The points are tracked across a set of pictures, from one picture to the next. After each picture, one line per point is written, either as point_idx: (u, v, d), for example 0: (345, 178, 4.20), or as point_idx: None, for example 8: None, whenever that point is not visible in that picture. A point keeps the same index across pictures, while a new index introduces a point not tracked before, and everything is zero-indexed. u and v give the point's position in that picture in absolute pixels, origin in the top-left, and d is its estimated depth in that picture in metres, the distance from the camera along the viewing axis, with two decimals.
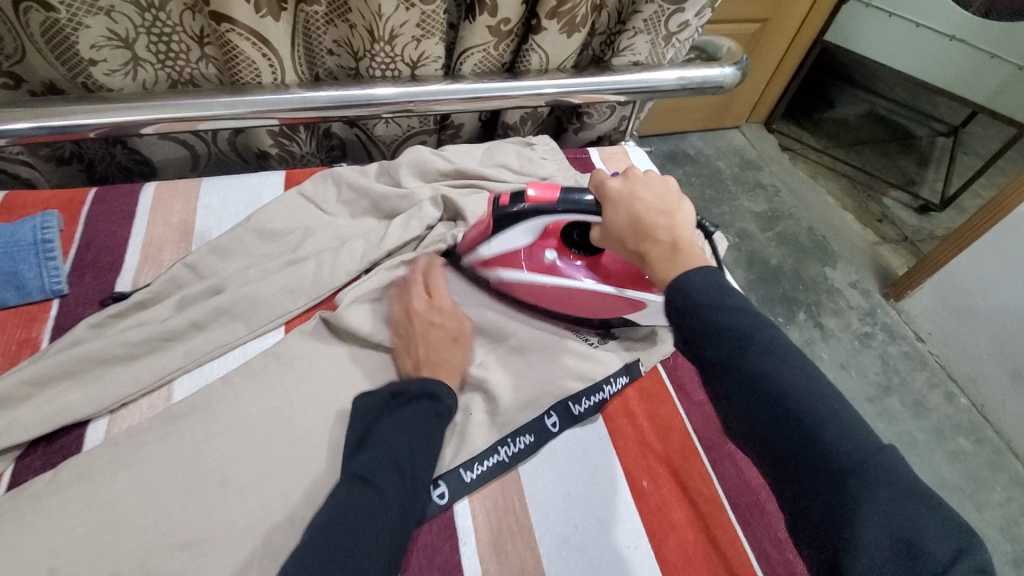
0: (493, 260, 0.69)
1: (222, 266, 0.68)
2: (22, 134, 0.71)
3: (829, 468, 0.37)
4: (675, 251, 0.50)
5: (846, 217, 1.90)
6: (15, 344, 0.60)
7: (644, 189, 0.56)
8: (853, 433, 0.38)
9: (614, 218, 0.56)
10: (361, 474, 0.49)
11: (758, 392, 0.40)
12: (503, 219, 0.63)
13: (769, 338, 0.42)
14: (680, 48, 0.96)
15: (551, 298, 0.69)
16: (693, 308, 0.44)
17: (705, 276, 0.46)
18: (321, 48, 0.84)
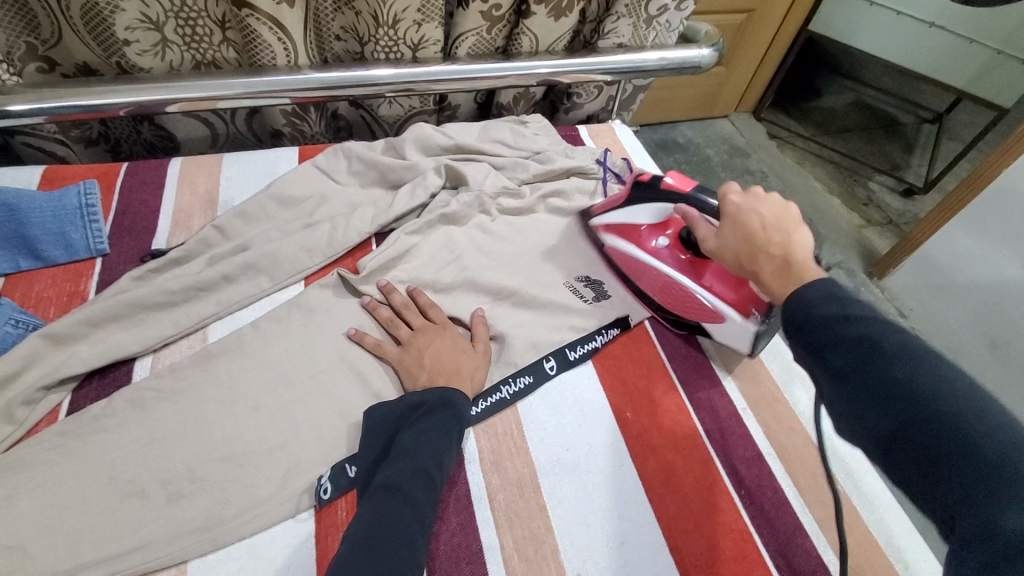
0: (614, 227, 0.79)
1: (247, 229, 0.75)
2: (62, 113, 0.79)
3: (978, 467, 0.36)
4: (787, 270, 0.53)
5: (831, 200, 1.98)
6: (65, 295, 0.67)
7: (762, 206, 0.59)
8: (1009, 433, 0.37)
9: (729, 230, 0.60)
10: (398, 480, 0.51)
11: (889, 395, 0.41)
12: (635, 190, 0.74)
13: (902, 343, 0.43)
14: (661, 31, 1.03)
15: (646, 276, 0.76)
16: (813, 318, 0.47)
17: (825, 287, 0.48)
18: (329, 33, 0.92)
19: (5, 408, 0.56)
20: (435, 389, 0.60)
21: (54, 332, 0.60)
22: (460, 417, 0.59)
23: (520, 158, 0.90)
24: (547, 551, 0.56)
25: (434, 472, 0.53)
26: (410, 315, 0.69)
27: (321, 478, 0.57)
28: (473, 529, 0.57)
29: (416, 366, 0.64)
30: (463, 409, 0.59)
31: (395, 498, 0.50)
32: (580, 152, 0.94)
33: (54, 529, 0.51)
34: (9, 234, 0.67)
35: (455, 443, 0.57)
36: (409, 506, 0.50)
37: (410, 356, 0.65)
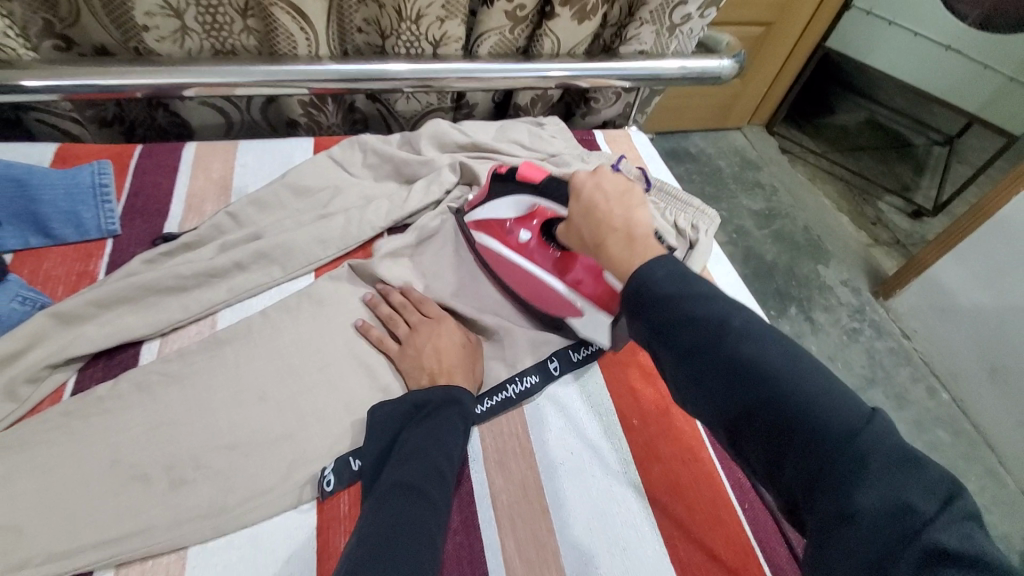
0: (482, 226, 0.74)
1: (260, 217, 0.75)
2: (77, 91, 0.79)
3: (822, 446, 0.35)
4: (631, 241, 0.49)
5: (840, 218, 1.97)
6: (75, 275, 0.67)
7: (608, 180, 0.55)
8: (843, 410, 0.36)
9: (575, 210, 0.55)
10: (413, 478, 0.50)
11: (734, 377, 0.38)
12: (496, 185, 0.70)
13: (741, 322, 0.40)
14: (686, 40, 1.03)
15: (518, 275, 0.73)
16: (658, 296, 0.42)
17: (666, 265, 0.44)
18: (351, 26, 0.91)
19: (9, 386, 0.56)
20: (440, 388, 0.59)
21: (64, 311, 0.59)
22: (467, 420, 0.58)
23: (536, 159, 0.90)
24: (547, 555, 0.56)
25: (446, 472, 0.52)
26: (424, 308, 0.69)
27: (324, 469, 0.57)
28: (475, 529, 0.56)
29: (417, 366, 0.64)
30: (466, 408, 0.59)
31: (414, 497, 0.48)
32: (596, 156, 0.93)
33: (52, 510, 0.51)
34: (20, 210, 0.67)
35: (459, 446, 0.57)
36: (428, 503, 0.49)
37: (410, 355, 0.65)
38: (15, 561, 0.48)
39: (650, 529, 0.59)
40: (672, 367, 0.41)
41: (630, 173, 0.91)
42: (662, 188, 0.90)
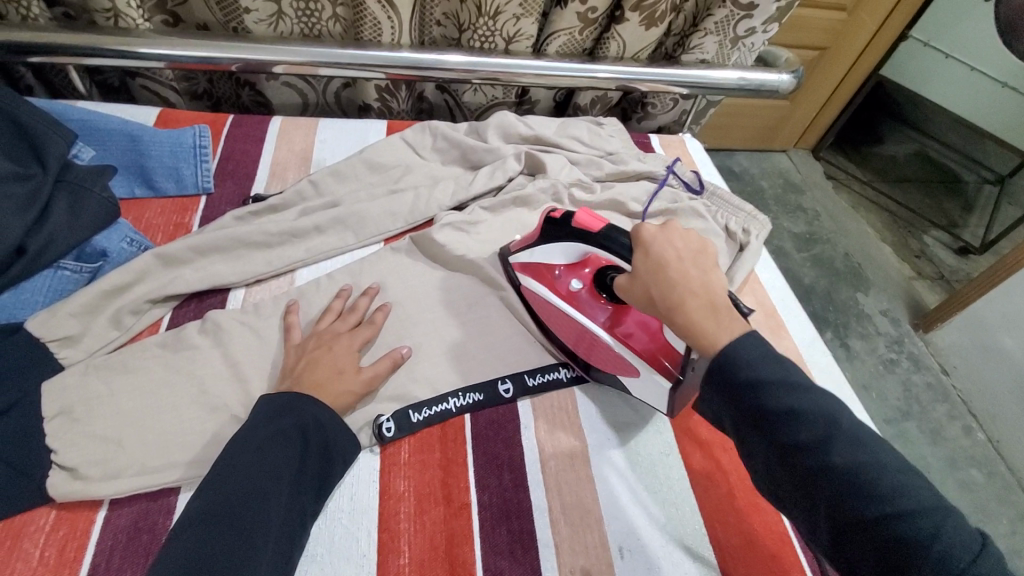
0: (529, 268, 0.70)
1: (337, 188, 0.81)
2: (180, 61, 0.86)
3: (941, 567, 0.35)
4: (715, 312, 0.46)
5: (882, 248, 1.95)
6: (172, 225, 0.73)
7: (677, 238, 0.50)
8: (956, 528, 0.36)
9: (642, 265, 0.50)
10: (237, 485, 0.47)
11: (842, 485, 0.38)
12: (550, 226, 0.65)
13: (851, 425, 0.40)
14: (748, 53, 1.05)
15: (563, 324, 0.67)
16: (749, 381, 0.42)
17: (761, 346, 0.43)
18: (431, 19, 0.97)
19: (117, 314, 0.62)
20: (285, 393, 0.54)
21: (166, 254, 0.66)
22: (315, 424, 0.53)
23: (595, 156, 0.93)
24: (591, 520, 0.58)
25: (283, 476, 0.49)
26: (472, 296, 0.73)
27: (382, 417, 0.60)
28: (524, 488, 0.59)
29: (463, 352, 0.68)
30: (303, 407, 0.53)
31: (228, 503, 0.45)
32: (652, 157, 0.96)
33: (147, 426, 0.56)
34: (130, 162, 0.74)
35: (309, 453, 0.52)
36: (254, 517, 0.45)
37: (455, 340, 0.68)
38: (112, 469, 0.53)
39: (690, 512, 0.60)
40: (777, 463, 0.41)
41: (684, 175, 0.94)
42: (715, 192, 0.93)
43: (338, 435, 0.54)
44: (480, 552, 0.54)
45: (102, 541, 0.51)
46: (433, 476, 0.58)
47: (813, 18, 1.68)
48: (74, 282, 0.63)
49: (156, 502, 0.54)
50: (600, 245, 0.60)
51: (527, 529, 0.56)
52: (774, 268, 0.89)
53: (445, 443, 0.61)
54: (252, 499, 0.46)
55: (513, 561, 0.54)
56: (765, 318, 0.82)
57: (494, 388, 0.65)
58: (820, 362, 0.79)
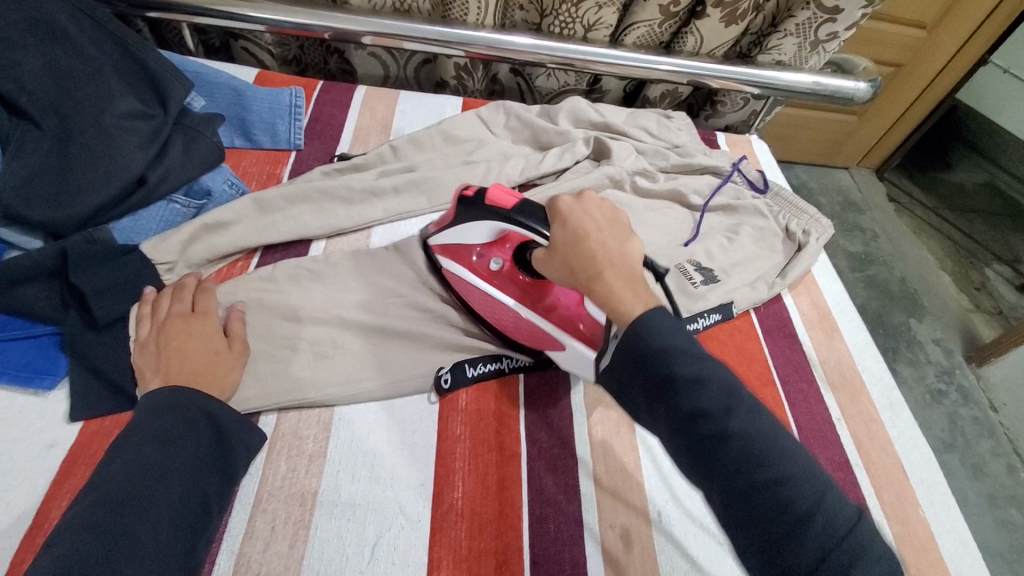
0: (448, 248, 0.67)
1: (415, 155, 0.85)
2: (280, 26, 0.93)
3: (818, 540, 0.35)
4: (631, 282, 0.47)
5: (941, 276, 1.89)
6: (266, 175, 0.80)
7: (594, 208, 0.51)
8: (838, 506, 0.36)
9: (560, 244, 0.51)
10: (130, 483, 0.43)
11: (733, 453, 0.38)
12: (462, 206, 0.62)
13: (746, 394, 0.41)
14: (826, 58, 1.04)
15: (484, 305, 0.66)
16: (656, 349, 0.43)
17: (674, 320, 0.44)
18: (515, 3, 1.01)
19: (215, 247, 0.68)
20: (169, 389, 0.51)
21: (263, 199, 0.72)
22: (208, 417, 0.51)
23: (661, 147, 0.94)
24: (632, 485, 0.60)
25: (181, 468, 0.47)
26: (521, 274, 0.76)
27: (442, 368, 0.63)
28: (571, 447, 0.62)
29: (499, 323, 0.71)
30: (196, 403, 0.51)
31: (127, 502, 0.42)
32: (719, 154, 0.97)
33: None
34: (233, 115, 0.80)
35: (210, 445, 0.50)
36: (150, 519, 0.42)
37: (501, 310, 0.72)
38: None
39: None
40: (683, 432, 0.41)
41: (749, 175, 0.94)
42: (779, 193, 0.93)
43: (238, 428, 0.53)
44: (528, 498, 0.57)
45: None
46: (488, 425, 0.61)
47: (892, 34, 1.64)
48: (181, 215, 0.70)
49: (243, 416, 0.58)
50: (508, 221, 0.57)
51: (572, 483, 0.59)
52: (831, 273, 0.89)
53: (500, 397, 0.64)
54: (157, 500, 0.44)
55: (557, 510, 0.57)
56: (818, 320, 0.82)
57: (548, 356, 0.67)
58: (872, 367, 0.78)
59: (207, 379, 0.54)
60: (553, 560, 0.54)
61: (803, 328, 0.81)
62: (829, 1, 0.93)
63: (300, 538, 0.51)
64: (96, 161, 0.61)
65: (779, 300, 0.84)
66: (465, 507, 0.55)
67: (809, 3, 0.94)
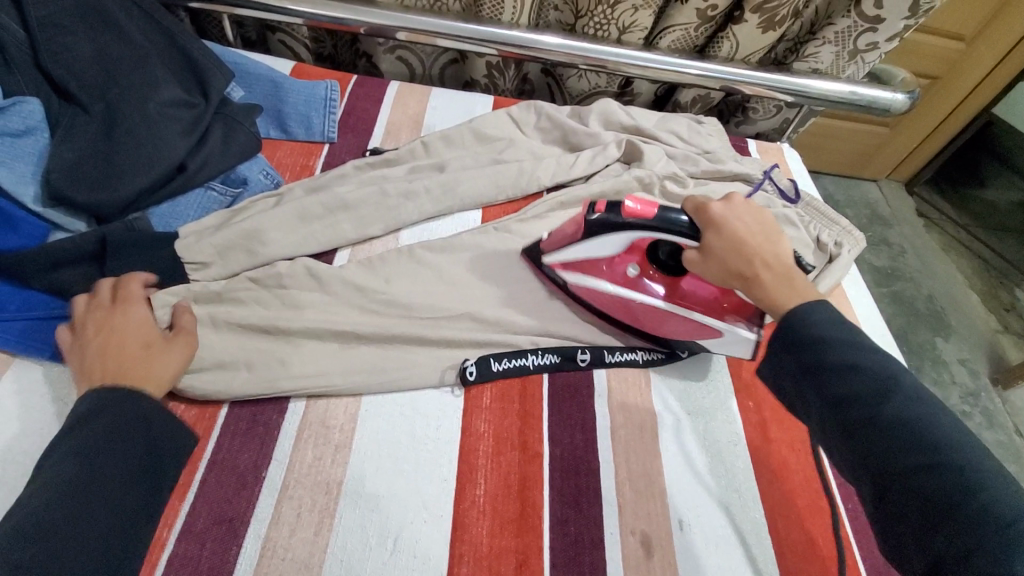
0: (574, 264, 0.68)
1: (446, 152, 0.86)
2: (317, 20, 0.94)
3: (981, 517, 0.36)
4: (790, 278, 0.51)
5: (969, 295, 1.84)
6: (298, 166, 0.81)
7: (745, 212, 0.55)
8: (1007, 493, 0.36)
9: (712, 237, 0.54)
10: (66, 493, 0.43)
11: (891, 434, 0.40)
12: (591, 228, 0.63)
13: (909, 386, 0.42)
14: (864, 68, 1.03)
15: (625, 311, 0.68)
16: (810, 338, 0.45)
17: (826, 314, 0.47)
18: (550, 4, 1.01)
19: None
20: (107, 389, 0.49)
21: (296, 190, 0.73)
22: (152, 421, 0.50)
23: (692, 152, 0.94)
24: (654, 491, 0.59)
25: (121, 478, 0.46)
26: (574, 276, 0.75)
27: (467, 361, 0.64)
28: (594, 449, 0.61)
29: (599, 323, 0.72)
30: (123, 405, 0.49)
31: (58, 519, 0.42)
32: (750, 161, 0.96)
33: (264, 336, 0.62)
34: (270, 106, 0.82)
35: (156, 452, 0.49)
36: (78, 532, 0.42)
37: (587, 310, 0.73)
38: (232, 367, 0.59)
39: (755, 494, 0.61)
40: (838, 414, 0.43)
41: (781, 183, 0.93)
42: (810, 203, 0.92)
43: (166, 434, 0.50)
44: (549, 498, 0.57)
45: (226, 425, 0.57)
46: (511, 423, 0.62)
47: (929, 45, 1.61)
48: (218, 202, 0.71)
49: (272, 401, 0.59)
50: (653, 232, 0.59)
51: (593, 486, 0.58)
52: (861, 287, 0.88)
53: (524, 396, 0.64)
54: (85, 511, 0.43)
55: (578, 512, 0.57)
56: None
57: (572, 354, 0.68)
58: None
59: (136, 378, 0.51)
60: (571, 562, 0.54)
61: None
62: (871, 10, 0.91)
63: (324, 526, 0.52)
64: (138, 147, 0.63)
65: None
66: (487, 504, 0.55)
67: (850, 10, 0.93)
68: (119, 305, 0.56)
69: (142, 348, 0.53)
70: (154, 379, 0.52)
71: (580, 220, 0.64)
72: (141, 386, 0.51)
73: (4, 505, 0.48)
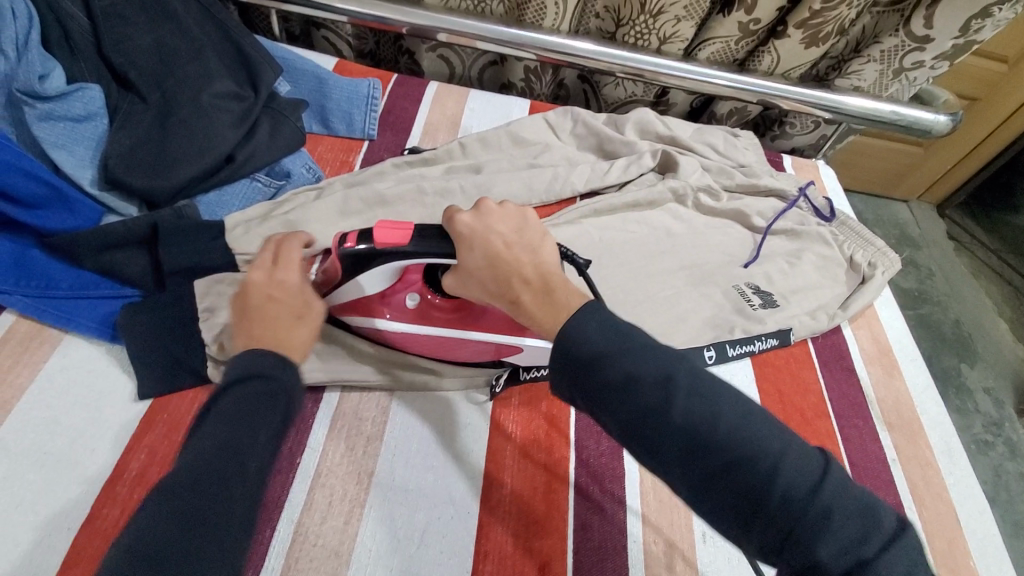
0: (349, 305, 0.60)
1: (482, 154, 0.87)
2: (361, 18, 0.96)
3: (787, 506, 0.36)
4: (548, 295, 0.46)
5: (998, 322, 1.80)
6: (338, 162, 0.82)
7: (501, 222, 0.49)
8: (796, 465, 0.37)
9: (468, 256, 0.49)
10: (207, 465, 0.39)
11: (691, 445, 0.38)
12: (347, 265, 0.54)
13: (688, 376, 0.40)
14: (906, 87, 1.02)
15: (421, 344, 0.62)
16: (586, 356, 0.41)
17: (595, 317, 0.43)
18: (592, 11, 1.01)
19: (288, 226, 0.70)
20: (251, 356, 0.45)
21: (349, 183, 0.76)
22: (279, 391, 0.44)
23: (727, 165, 0.93)
24: (679, 502, 0.59)
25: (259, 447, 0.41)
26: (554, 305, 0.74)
27: (495, 376, 0.64)
28: (620, 458, 0.61)
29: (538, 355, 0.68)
30: (279, 385, 0.44)
31: (194, 491, 0.37)
32: (786, 177, 0.95)
33: None
34: (314, 102, 0.84)
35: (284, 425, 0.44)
36: (221, 516, 0.37)
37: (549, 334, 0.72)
38: None
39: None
40: (641, 436, 0.40)
41: (815, 201, 0.93)
42: (845, 222, 0.91)
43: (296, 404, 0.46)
44: (574, 502, 0.57)
45: None
46: (538, 427, 0.62)
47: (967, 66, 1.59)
48: (262, 193, 0.72)
49: (308, 392, 0.60)
50: (412, 256, 0.52)
51: (617, 494, 0.59)
52: (894, 309, 0.87)
53: (551, 401, 0.65)
54: (227, 492, 0.38)
55: (601, 518, 0.57)
56: (878, 356, 0.80)
57: None
58: (931, 411, 0.76)
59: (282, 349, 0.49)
60: (595, 567, 0.54)
61: (861, 362, 0.79)
62: (920, 31, 0.91)
63: (354, 515, 0.53)
64: (189, 138, 0.65)
65: (839, 331, 0.82)
66: (512, 504, 0.56)
67: (898, 29, 0.92)
68: (276, 269, 0.54)
69: (282, 318, 0.50)
70: (293, 344, 0.50)
71: (336, 258, 0.54)
72: (289, 352, 0.49)
73: (54, 476, 0.51)
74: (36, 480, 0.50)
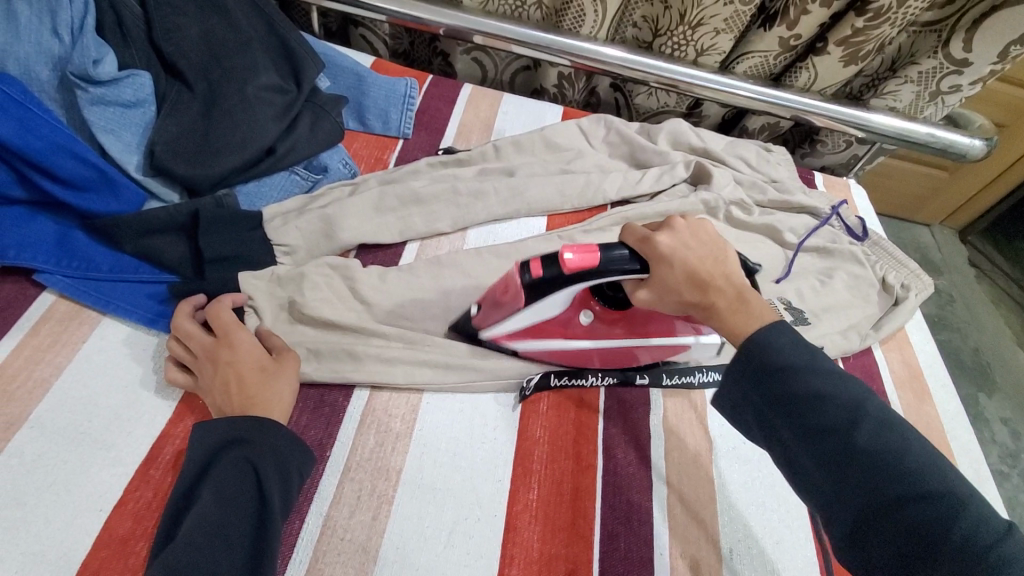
0: (517, 332, 0.62)
1: (515, 157, 0.87)
2: (400, 18, 0.96)
3: (965, 549, 0.36)
4: (742, 301, 0.49)
5: (1017, 352, 1.77)
6: (373, 159, 0.83)
7: (691, 240, 0.51)
8: (981, 515, 0.37)
9: (668, 275, 0.50)
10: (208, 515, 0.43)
11: (870, 468, 0.40)
12: (533, 293, 0.55)
13: (878, 413, 0.42)
14: (943, 110, 1.00)
15: (590, 357, 0.64)
16: (775, 367, 0.44)
17: (789, 334, 0.45)
18: (630, 19, 1.01)
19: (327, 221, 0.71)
20: (237, 418, 0.49)
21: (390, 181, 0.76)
22: (277, 449, 0.49)
23: (760, 180, 0.93)
24: (706, 517, 0.59)
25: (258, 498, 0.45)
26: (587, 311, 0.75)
27: (529, 377, 0.64)
28: (648, 470, 0.61)
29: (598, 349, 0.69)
30: (273, 443, 0.49)
31: (203, 539, 0.41)
32: (819, 195, 0.94)
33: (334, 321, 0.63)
34: (352, 98, 0.85)
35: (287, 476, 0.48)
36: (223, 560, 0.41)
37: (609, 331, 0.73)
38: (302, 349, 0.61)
39: (766, 497, 0.61)
40: (816, 447, 0.42)
41: (849, 219, 0.92)
42: (878, 241, 0.90)
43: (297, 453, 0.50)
44: (601, 511, 0.57)
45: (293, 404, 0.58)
46: (567, 433, 0.62)
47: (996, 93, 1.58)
48: (299, 186, 0.73)
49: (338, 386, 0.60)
50: (602, 277, 0.53)
51: (645, 505, 0.58)
52: (925, 333, 0.85)
53: (580, 407, 0.64)
54: (228, 536, 0.42)
55: (629, 529, 0.56)
56: (908, 379, 0.79)
57: (631, 376, 0.66)
58: (961, 438, 0.74)
59: (262, 405, 0.52)
60: None
61: (889, 385, 0.78)
62: (959, 53, 0.90)
63: (382, 511, 0.53)
64: (234, 128, 0.66)
65: (868, 352, 0.81)
66: (539, 510, 0.55)
67: (937, 51, 0.91)
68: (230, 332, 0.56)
69: (250, 374, 0.53)
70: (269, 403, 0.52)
71: (517, 288, 0.55)
72: (268, 413, 0.52)
73: (89, 456, 0.51)
74: (70, 459, 0.50)
